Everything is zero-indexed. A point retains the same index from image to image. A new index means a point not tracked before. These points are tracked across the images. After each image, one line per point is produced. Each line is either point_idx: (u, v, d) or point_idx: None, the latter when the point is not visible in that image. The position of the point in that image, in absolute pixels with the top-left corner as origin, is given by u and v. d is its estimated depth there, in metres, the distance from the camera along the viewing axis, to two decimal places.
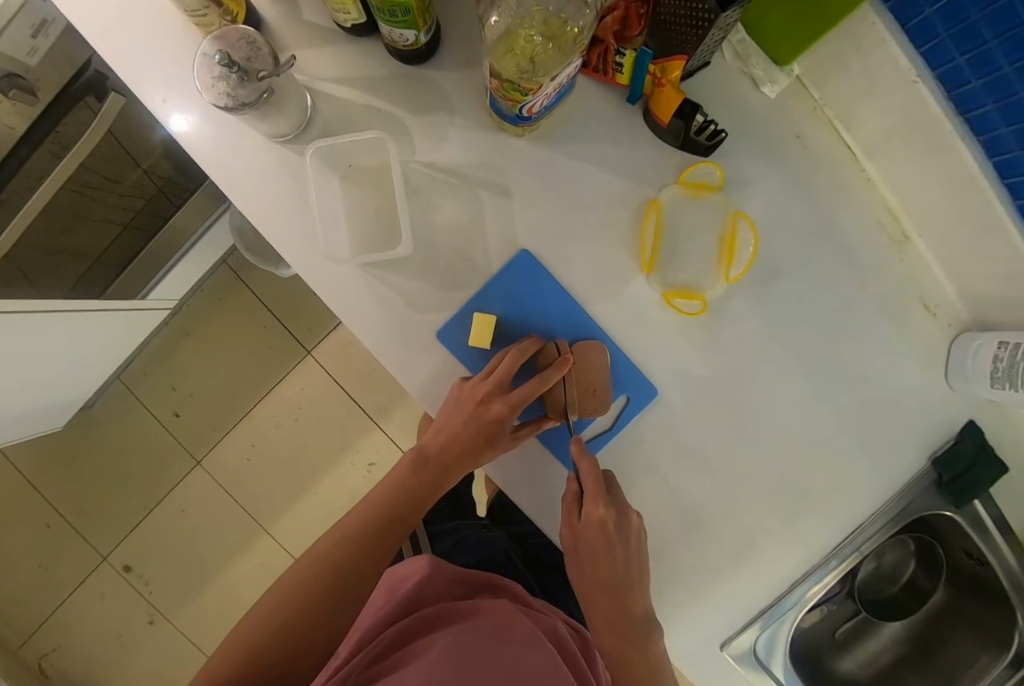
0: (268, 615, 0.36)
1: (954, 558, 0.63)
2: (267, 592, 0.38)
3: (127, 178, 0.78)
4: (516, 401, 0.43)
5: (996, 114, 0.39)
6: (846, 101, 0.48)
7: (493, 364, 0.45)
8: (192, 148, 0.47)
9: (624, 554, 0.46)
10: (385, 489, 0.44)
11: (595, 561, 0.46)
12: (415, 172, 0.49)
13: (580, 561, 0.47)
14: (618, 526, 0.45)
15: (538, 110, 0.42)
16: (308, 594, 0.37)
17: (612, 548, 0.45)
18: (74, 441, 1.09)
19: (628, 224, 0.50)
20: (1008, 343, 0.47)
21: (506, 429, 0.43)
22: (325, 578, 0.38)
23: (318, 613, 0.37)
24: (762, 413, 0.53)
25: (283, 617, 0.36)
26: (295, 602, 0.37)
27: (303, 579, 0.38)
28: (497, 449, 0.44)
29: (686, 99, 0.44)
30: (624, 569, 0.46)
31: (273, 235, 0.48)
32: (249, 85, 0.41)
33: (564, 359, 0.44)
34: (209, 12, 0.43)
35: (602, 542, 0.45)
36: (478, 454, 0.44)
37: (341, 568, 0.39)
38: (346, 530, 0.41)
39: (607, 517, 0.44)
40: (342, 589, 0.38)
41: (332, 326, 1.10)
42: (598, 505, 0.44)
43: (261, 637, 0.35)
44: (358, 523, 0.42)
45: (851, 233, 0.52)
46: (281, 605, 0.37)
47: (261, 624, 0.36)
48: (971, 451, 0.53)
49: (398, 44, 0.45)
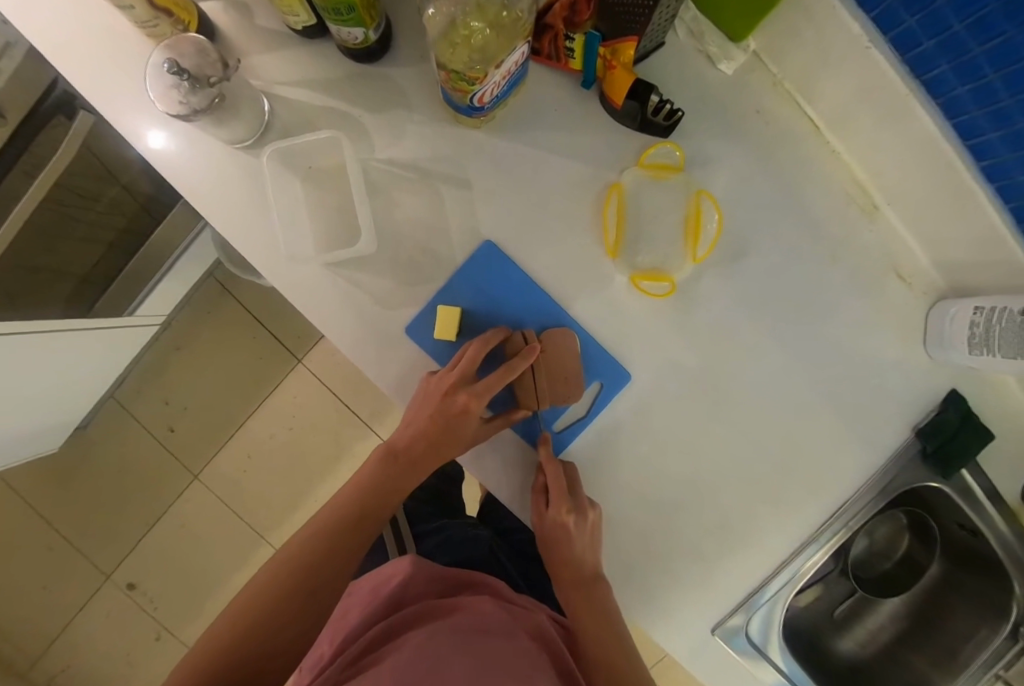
0: (238, 616, 0.36)
1: (948, 530, 0.63)
2: (238, 593, 0.38)
3: (106, 196, 0.79)
4: (482, 390, 0.43)
5: (951, 74, 0.38)
6: (802, 73, 0.48)
7: (458, 356, 0.45)
8: (151, 155, 0.48)
9: (583, 546, 0.47)
10: (355, 486, 0.44)
11: (557, 552, 0.48)
12: (376, 170, 0.49)
13: (545, 548, 0.49)
14: (580, 525, 0.47)
15: (489, 99, 0.43)
16: (278, 593, 0.37)
17: (573, 544, 0.47)
18: (71, 462, 1.10)
19: (590, 211, 0.50)
20: (984, 308, 0.47)
21: (474, 420, 0.43)
22: (295, 577, 0.38)
23: (288, 612, 0.37)
24: (739, 393, 0.53)
25: (252, 618, 0.36)
26: (264, 603, 0.37)
27: (274, 579, 0.38)
28: (466, 440, 0.44)
29: (638, 80, 0.44)
30: (585, 561, 0.48)
31: (237, 242, 0.49)
32: (200, 93, 0.41)
33: (530, 349, 0.44)
34: (160, 24, 0.44)
35: (563, 539, 0.46)
36: (448, 446, 0.44)
37: (311, 567, 0.39)
38: (318, 528, 0.41)
39: (569, 520, 0.46)
40: (313, 588, 0.38)
41: (317, 339, 1.10)
42: (561, 507, 0.46)
43: (230, 638, 0.35)
44: (329, 521, 0.42)
45: (818, 206, 0.52)
46: (250, 604, 0.37)
47: (230, 625, 0.35)
48: (955, 420, 0.52)
49: (348, 43, 0.45)
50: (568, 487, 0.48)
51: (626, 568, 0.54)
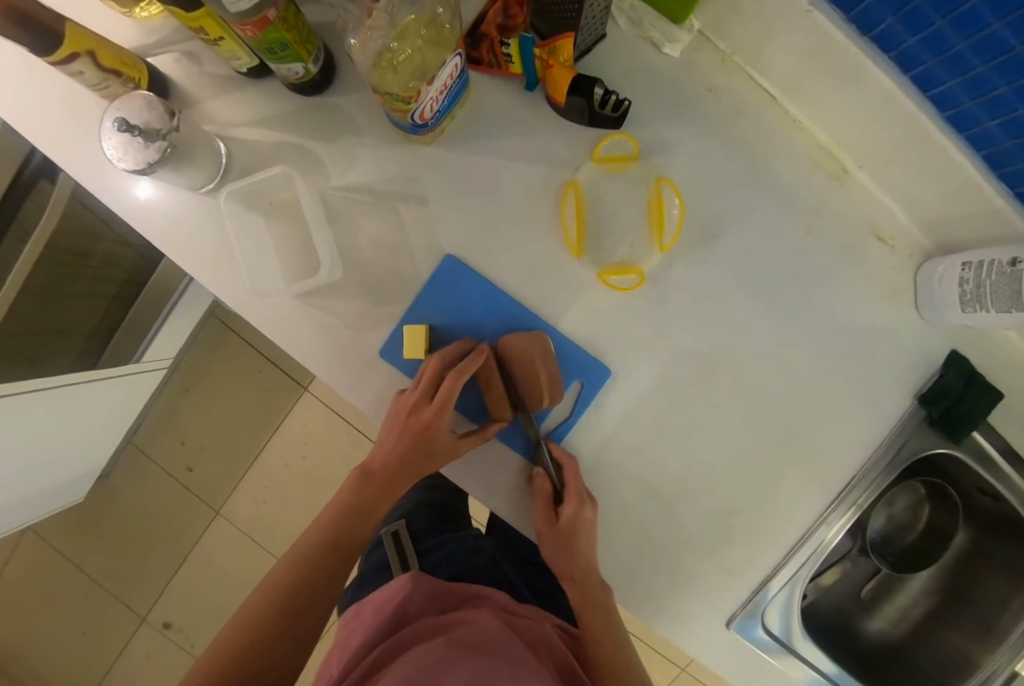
0: (227, 642, 0.38)
1: (970, 497, 0.60)
2: (238, 610, 0.41)
3: (97, 252, 0.82)
4: (443, 403, 0.43)
5: (898, 27, 0.37)
6: (751, 46, 0.47)
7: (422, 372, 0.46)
8: (119, 207, 0.49)
9: (591, 542, 0.47)
10: (336, 507, 0.46)
11: (567, 553, 0.47)
12: (333, 197, 0.49)
13: (556, 557, 0.48)
14: (589, 523, 0.47)
15: (431, 115, 0.43)
16: (265, 615, 0.40)
17: (584, 542, 0.47)
18: (98, 509, 1.14)
19: (550, 212, 0.50)
20: (972, 262, 0.45)
21: (441, 433, 0.45)
22: (288, 593, 0.41)
23: (279, 628, 0.39)
24: (724, 379, 0.51)
25: (248, 634, 0.38)
26: (260, 619, 0.39)
27: (261, 604, 0.40)
28: (437, 455, 0.45)
29: (579, 75, 0.44)
30: (590, 563, 0.48)
31: (207, 283, 0.50)
32: (152, 146, 0.42)
33: (478, 353, 0.44)
34: (111, 84, 0.46)
35: (577, 535, 0.47)
36: (419, 461, 0.45)
37: (295, 587, 0.41)
38: (299, 552, 0.43)
39: (583, 514, 0.46)
40: (297, 608, 0.40)
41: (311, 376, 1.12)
42: (571, 502, 0.46)
43: (222, 659, 0.37)
44: (310, 544, 0.44)
45: (784, 178, 0.50)
46: (241, 628, 0.39)
47: (230, 641, 0.38)
48: (959, 381, 0.50)
49: (291, 79, 0.46)
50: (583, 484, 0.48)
51: (631, 568, 0.53)
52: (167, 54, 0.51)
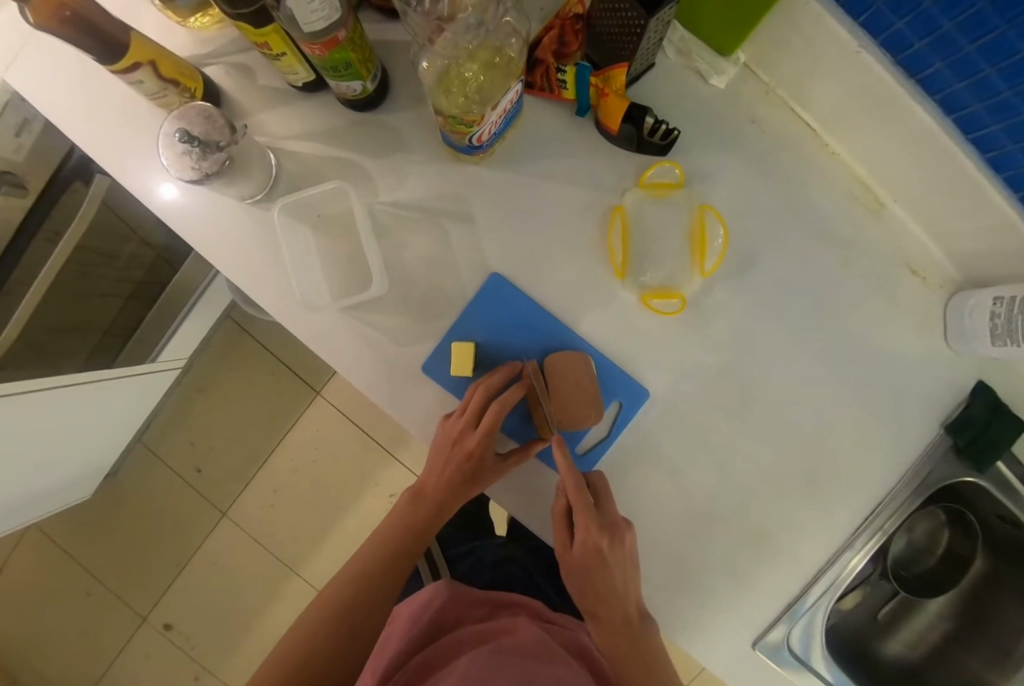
0: (287, 660, 0.41)
1: (988, 524, 0.61)
2: (294, 627, 0.44)
3: (124, 252, 0.81)
4: (488, 433, 0.44)
5: (946, 72, 0.38)
6: (797, 82, 0.48)
7: (465, 400, 0.47)
8: (167, 215, 0.50)
9: (621, 571, 0.45)
10: (388, 532, 0.48)
11: (591, 582, 0.46)
12: (382, 212, 0.50)
13: (578, 582, 0.47)
14: (611, 547, 0.45)
15: (488, 137, 0.44)
16: (320, 634, 0.42)
17: (609, 570, 0.45)
18: (105, 507, 1.13)
19: (594, 234, 0.51)
20: (1004, 298, 0.46)
21: (485, 459, 0.46)
22: (340, 613, 0.44)
23: (333, 648, 0.42)
24: (758, 403, 0.52)
25: (307, 649, 0.42)
26: (315, 637, 0.42)
27: (317, 623, 0.43)
28: (481, 481, 0.46)
29: (632, 104, 0.45)
30: (626, 596, 0.46)
31: (254, 294, 0.50)
32: (211, 157, 0.43)
33: None
34: (168, 94, 0.46)
35: (598, 564, 0.45)
36: (465, 487, 0.47)
37: (349, 609, 0.44)
38: (351, 574, 0.46)
39: (598, 541, 0.44)
40: (352, 627, 0.43)
41: (327, 377, 1.12)
42: (587, 531, 0.44)
43: (283, 676, 0.40)
44: (362, 565, 0.47)
45: (823, 209, 0.52)
46: (299, 647, 0.42)
47: (290, 658, 0.41)
48: (985, 413, 0.51)
49: (348, 95, 0.46)
50: (596, 502, 0.46)
51: (662, 588, 0.54)
52: (220, 65, 0.51)
